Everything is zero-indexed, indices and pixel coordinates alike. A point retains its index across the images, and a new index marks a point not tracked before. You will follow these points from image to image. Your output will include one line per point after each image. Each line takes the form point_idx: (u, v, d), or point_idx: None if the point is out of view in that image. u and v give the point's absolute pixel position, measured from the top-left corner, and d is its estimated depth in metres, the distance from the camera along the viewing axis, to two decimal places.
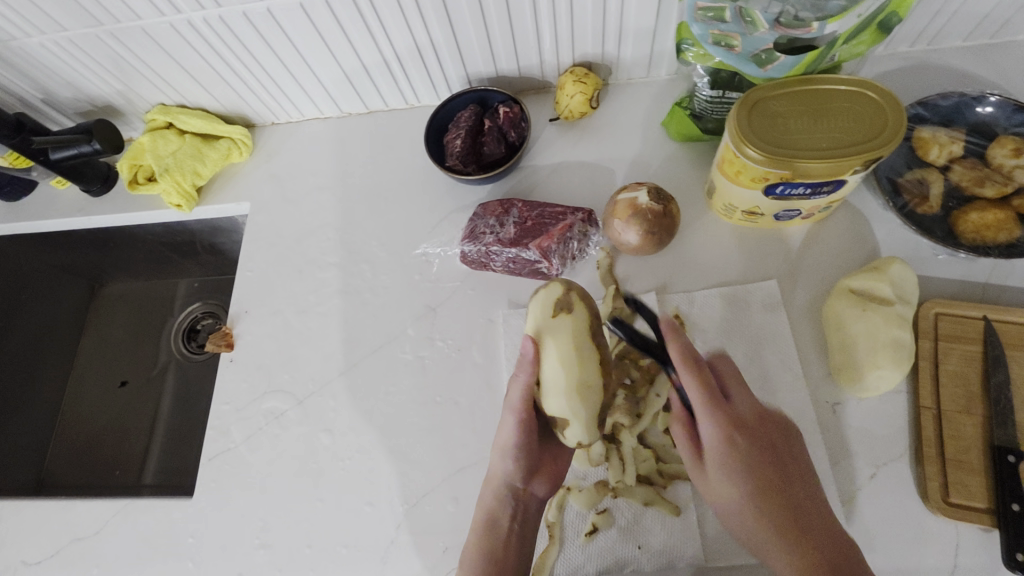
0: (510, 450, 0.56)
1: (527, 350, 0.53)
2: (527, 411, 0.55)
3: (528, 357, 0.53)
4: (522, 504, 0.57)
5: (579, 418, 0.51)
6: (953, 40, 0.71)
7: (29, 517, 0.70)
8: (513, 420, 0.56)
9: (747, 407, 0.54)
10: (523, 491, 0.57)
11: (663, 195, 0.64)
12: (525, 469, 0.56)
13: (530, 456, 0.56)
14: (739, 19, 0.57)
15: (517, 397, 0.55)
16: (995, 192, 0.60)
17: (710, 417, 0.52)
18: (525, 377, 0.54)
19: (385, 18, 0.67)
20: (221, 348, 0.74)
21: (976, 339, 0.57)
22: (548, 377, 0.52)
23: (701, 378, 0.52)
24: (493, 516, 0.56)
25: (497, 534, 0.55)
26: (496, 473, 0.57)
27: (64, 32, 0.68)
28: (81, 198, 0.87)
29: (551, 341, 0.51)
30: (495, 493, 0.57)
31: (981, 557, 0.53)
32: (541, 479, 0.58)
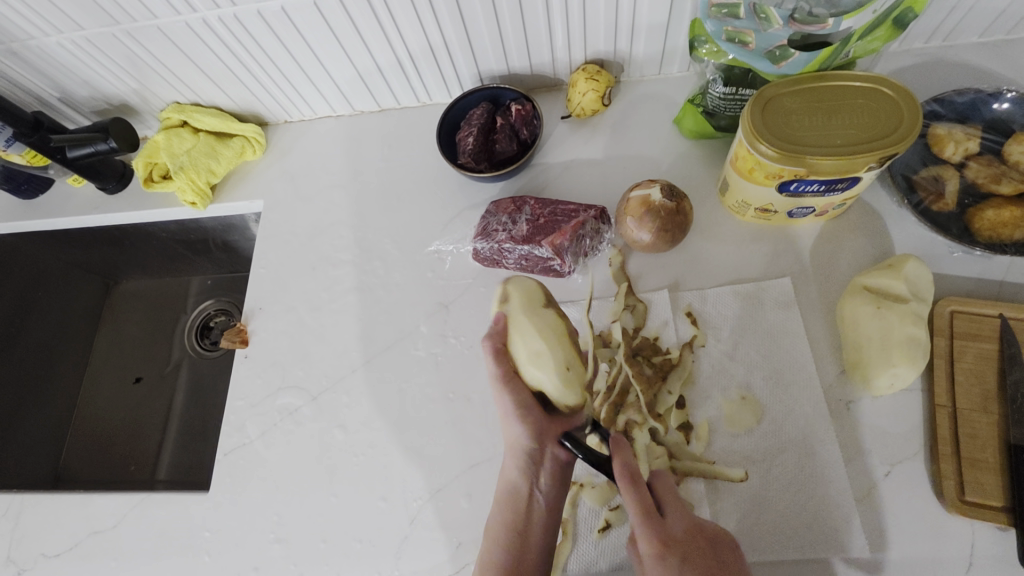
0: (514, 414, 0.56)
1: (499, 322, 0.58)
2: (511, 374, 0.57)
3: (498, 329, 0.58)
4: (541, 471, 0.56)
5: (553, 358, 0.55)
6: (969, 36, 0.71)
7: (48, 510, 0.71)
8: (499, 390, 0.57)
9: (682, 526, 0.48)
10: (539, 457, 0.55)
11: (676, 192, 0.64)
12: (534, 430, 0.56)
13: (536, 418, 0.56)
14: (753, 16, 0.57)
15: (493, 367, 0.57)
16: (1012, 189, 0.60)
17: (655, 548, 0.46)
18: (495, 343, 0.57)
19: (398, 16, 0.67)
20: (236, 345, 0.74)
21: (992, 337, 0.57)
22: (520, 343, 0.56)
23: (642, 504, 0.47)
24: (513, 487, 0.56)
25: (517, 506, 0.55)
26: (512, 440, 0.57)
27: (81, 31, 0.69)
28: (96, 196, 0.88)
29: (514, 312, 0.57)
30: (513, 461, 0.56)
31: (997, 555, 0.52)
32: (558, 442, 0.56)
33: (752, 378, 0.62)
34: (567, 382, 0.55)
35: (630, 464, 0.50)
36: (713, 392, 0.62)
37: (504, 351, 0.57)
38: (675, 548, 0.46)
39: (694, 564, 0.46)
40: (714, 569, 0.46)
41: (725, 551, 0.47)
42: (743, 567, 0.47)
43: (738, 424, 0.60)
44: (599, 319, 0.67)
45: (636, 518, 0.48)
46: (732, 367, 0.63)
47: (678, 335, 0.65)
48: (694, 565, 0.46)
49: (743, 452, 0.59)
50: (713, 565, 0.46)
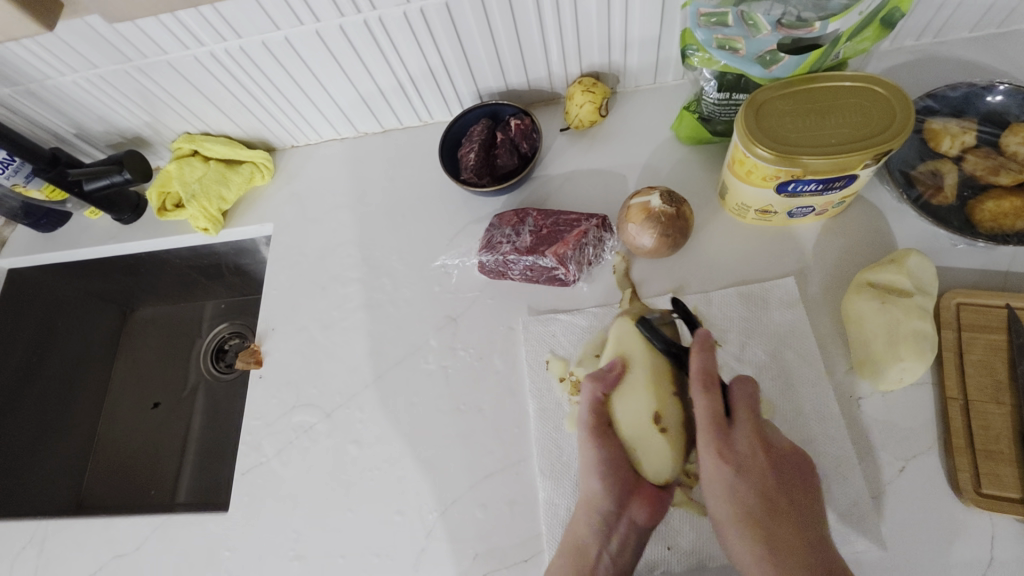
0: (596, 469, 0.55)
1: (613, 368, 0.58)
2: (605, 432, 0.56)
3: (609, 377, 0.58)
4: (615, 536, 0.54)
5: (639, 436, 0.55)
6: (960, 32, 0.71)
7: (72, 536, 0.72)
8: (587, 441, 0.56)
9: (747, 444, 0.51)
10: (614, 518, 0.54)
11: (675, 197, 0.65)
12: (617, 493, 0.54)
13: (622, 477, 0.55)
14: (741, 23, 0.58)
15: (586, 413, 0.57)
16: (1011, 179, 0.60)
17: (717, 453, 0.51)
18: (597, 390, 0.57)
19: (399, 42, 0.70)
20: (251, 365, 0.76)
21: (1000, 328, 0.57)
22: (630, 395, 0.56)
23: (713, 406, 0.51)
24: (582, 540, 0.54)
25: (584, 562, 0.53)
26: (588, 495, 0.55)
27: (95, 69, 0.72)
28: (113, 226, 0.91)
29: (633, 360, 0.58)
30: (586, 517, 0.55)
31: (1017, 548, 0.52)
32: (637, 505, 0.54)
33: (761, 379, 0.62)
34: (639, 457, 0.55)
35: (707, 367, 0.52)
36: None
37: (603, 405, 0.57)
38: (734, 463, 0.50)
39: (768, 491, 0.50)
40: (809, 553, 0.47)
41: (799, 489, 0.50)
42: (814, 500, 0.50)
43: None
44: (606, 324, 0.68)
45: (703, 422, 0.51)
46: (741, 368, 0.63)
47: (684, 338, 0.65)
48: (772, 494, 0.49)
49: None
50: (808, 510, 0.50)
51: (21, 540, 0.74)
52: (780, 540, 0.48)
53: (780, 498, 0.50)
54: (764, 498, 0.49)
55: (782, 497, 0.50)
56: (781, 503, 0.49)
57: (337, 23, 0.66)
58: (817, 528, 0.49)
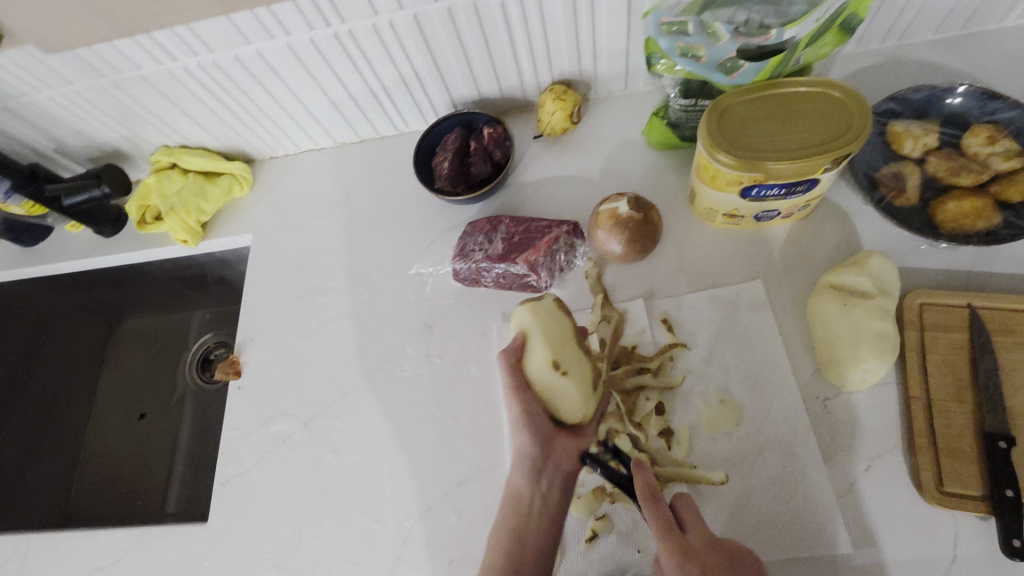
0: (520, 422, 0.58)
1: (516, 338, 0.60)
2: (523, 391, 0.59)
3: (516, 347, 0.59)
4: (545, 476, 0.58)
5: (562, 385, 0.57)
6: (924, 34, 0.72)
7: (54, 549, 0.73)
8: (512, 400, 0.59)
9: (703, 543, 0.50)
10: (542, 465, 0.58)
11: (643, 203, 0.66)
12: (540, 439, 0.58)
13: (541, 428, 0.59)
14: (702, 32, 0.60)
15: (506, 380, 0.59)
16: (971, 180, 0.61)
17: (677, 558, 0.48)
18: (510, 356, 0.59)
19: (369, 53, 0.70)
20: (230, 376, 0.77)
21: (962, 327, 0.58)
22: (539, 354, 0.58)
23: (662, 514, 0.50)
24: (516, 489, 0.58)
25: (520, 507, 0.57)
26: (516, 448, 0.59)
27: (71, 85, 0.73)
28: (94, 239, 0.91)
29: (535, 331, 0.58)
30: (519, 470, 0.58)
31: (979, 545, 0.53)
32: (563, 455, 0.59)
33: (730, 381, 0.63)
34: (563, 401, 0.58)
35: (648, 481, 0.53)
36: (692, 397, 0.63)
37: (519, 369, 0.59)
38: (696, 559, 0.48)
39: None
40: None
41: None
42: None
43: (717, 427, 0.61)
44: None
45: (657, 532, 0.50)
46: (711, 371, 0.63)
47: (654, 341, 0.66)
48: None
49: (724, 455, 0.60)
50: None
51: (4, 554, 0.75)
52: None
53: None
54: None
55: None
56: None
57: (307, 37, 0.67)
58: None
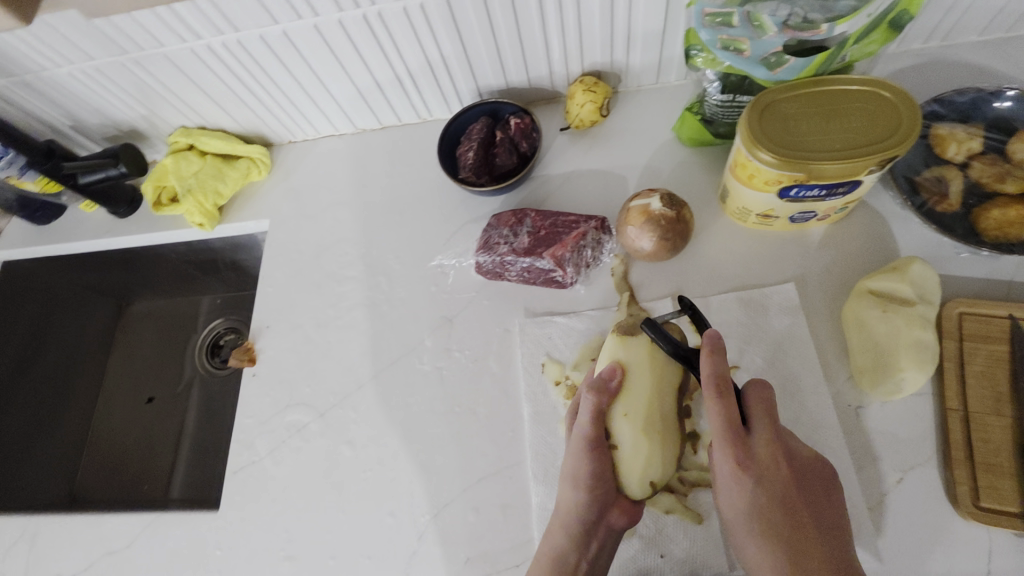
0: (583, 481, 0.55)
1: (613, 377, 0.56)
2: (602, 441, 0.55)
3: (608, 386, 0.55)
4: (594, 542, 0.55)
5: (630, 455, 0.54)
6: (968, 35, 0.70)
7: (63, 531, 0.72)
8: (580, 452, 0.55)
9: (767, 448, 0.50)
10: (595, 526, 0.55)
11: (675, 200, 0.64)
12: (599, 502, 0.55)
13: (603, 488, 0.55)
14: (747, 24, 0.57)
15: (586, 425, 0.55)
16: (1016, 188, 0.59)
17: (738, 462, 0.49)
18: (600, 401, 0.55)
19: (397, 38, 0.68)
20: (244, 363, 0.75)
21: (1002, 338, 0.56)
22: (625, 419, 0.55)
23: (728, 415, 0.50)
24: (561, 553, 0.54)
25: (565, 571, 0.54)
26: (567, 504, 0.55)
27: (92, 61, 0.71)
28: (108, 219, 0.90)
29: (636, 382, 0.55)
30: (563, 526, 0.55)
31: (1015, 564, 0.51)
32: (616, 513, 0.56)
33: None
34: (628, 475, 0.55)
35: (720, 372, 0.51)
36: None
37: (602, 415, 0.55)
38: (752, 470, 0.49)
39: (787, 493, 0.50)
40: (807, 489, 0.50)
41: (816, 488, 0.51)
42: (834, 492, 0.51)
43: None
44: (602, 328, 0.67)
45: (720, 434, 0.50)
46: (739, 375, 0.62)
47: None
48: (788, 493, 0.50)
49: None
50: (821, 511, 0.50)
51: (12, 534, 0.74)
52: (798, 529, 0.49)
53: (802, 506, 0.50)
54: (786, 508, 0.49)
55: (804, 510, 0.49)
56: (801, 515, 0.49)
57: (335, 18, 0.65)
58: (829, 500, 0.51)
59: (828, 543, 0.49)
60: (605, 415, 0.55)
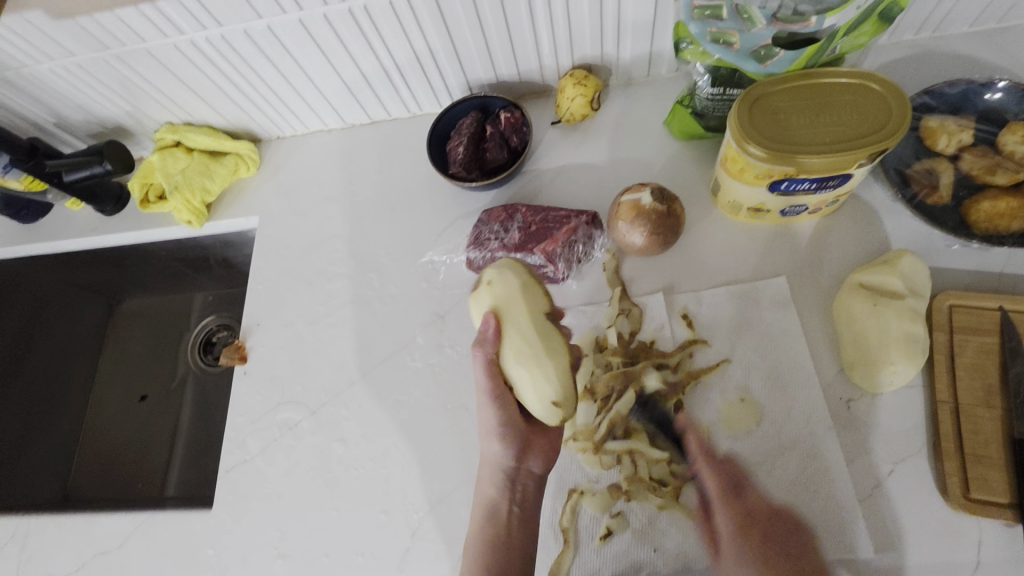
0: (495, 430, 0.58)
1: (488, 326, 0.56)
2: (500, 386, 0.58)
3: (487, 336, 0.56)
4: (518, 485, 0.58)
5: (526, 386, 0.55)
6: (959, 26, 0.70)
7: (55, 532, 0.72)
8: (486, 407, 0.58)
9: (759, 504, 0.54)
10: (515, 471, 0.58)
11: (666, 194, 0.63)
12: (515, 448, 0.58)
13: (517, 431, 0.58)
14: (736, 16, 0.57)
15: (483, 378, 0.57)
16: (1007, 179, 0.59)
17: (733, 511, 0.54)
18: (485, 352, 0.56)
19: (384, 31, 0.67)
20: (235, 361, 0.75)
21: (993, 330, 0.56)
22: (507, 353, 0.55)
23: (720, 477, 0.57)
24: (492, 502, 0.58)
25: (498, 520, 0.57)
26: (489, 457, 0.59)
27: (73, 57, 0.70)
28: (95, 218, 0.89)
29: (509, 316, 0.55)
30: (490, 478, 0.59)
31: (1004, 552, 0.52)
32: (534, 456, 0.59)
33: (751, 380, 0.61)
34: (540, 408, 0.55)
35: (702, 441, 0.60)
36: (710, 394, 0.62)
37: (494, 364, 0.57)
38: (750, 523, 0.53)
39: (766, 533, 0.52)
40: (790, 532, 0.52)
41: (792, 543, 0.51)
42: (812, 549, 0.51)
43: (737, 426, 0.60)
44: (594, 323, 0.67)
45: (715, 489, 0.56)
46: (731, 369, 0.62)
47: (673, 336, 0.65)
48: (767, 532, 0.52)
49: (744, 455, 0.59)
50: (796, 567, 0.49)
51: (3, 536, 0.73)
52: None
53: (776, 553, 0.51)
54: (768, 546, 0.51)
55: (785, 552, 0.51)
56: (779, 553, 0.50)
57: (320, 13, 0.64)
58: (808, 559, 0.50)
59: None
60: (496, 360, 0.57)
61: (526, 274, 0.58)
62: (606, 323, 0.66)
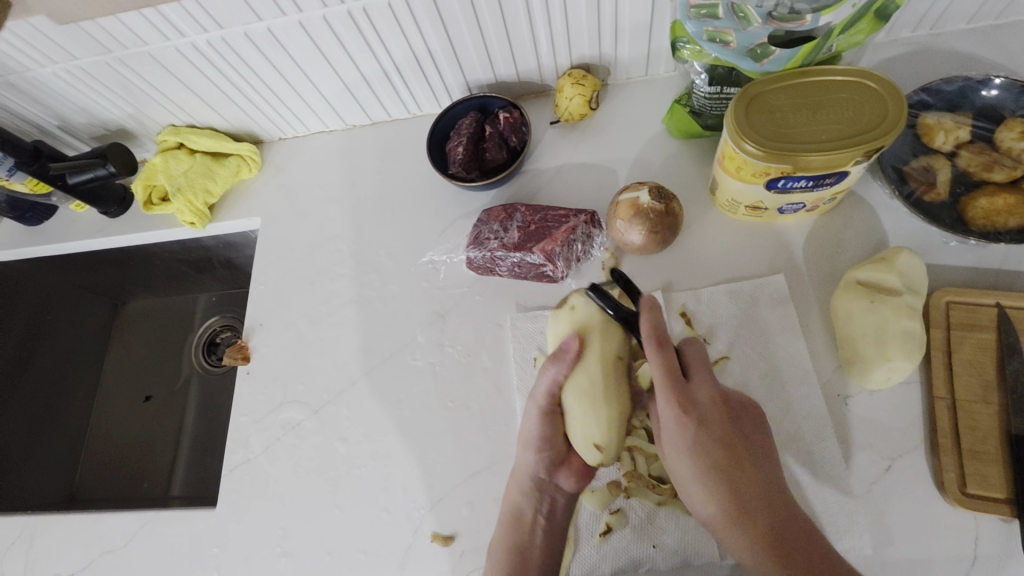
0: (533, 443, 0.59)
1: (567, 346, 0.56)
2: (555, 408, 0.58)
3: (564, 357, 0.56)
4: (545, 497, 0.59)
5: (580, 424, 0.55)
6: (956, 23, 0.70)
7: (62, 531, 0.73)
8: (535, 419, 0.59)
9: (707, 392, 0.52)
10: (545, 484, 0.59)
11: (665, 193, 0.64)
12: (550, 460, 0.59)
13: (554, 447, 0.59)
14: (732, 15, 0.57)
15: (543, 392, 0.58)
16: (1004, 176, 0.59)
17: (681, 407, 0.51)
18: (556, 371, 0.57)
19: (382, 31, 0.68)
20: (238, 361, 0.75)
21: (989, 326, 0.56)
22: (575, 383, 0.55)
23: (669, 364, 0.51)
24: (518, 507, 0.59)
25: (521, 523, 0.58)
26: (521, 465, 0.60)
27: (76, 61, 0.71)
28: (99, 220, 0.90)
29: (588, 349, 0.55)
30: (518, 485, 0.59)
31: (1001, 546, 0.52)
32: (565, 473, 0.60)
33: (749, 377, 0.62)
34: (585, 448, 0.56)
35: (656, 324, 0.51)
36: None
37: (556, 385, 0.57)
38: (693, 412, 0.51)
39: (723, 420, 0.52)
40: (738, 416, 0.53)
41: (753, 430, 0.53)
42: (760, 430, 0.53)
43: None
44: None
45: (661, 383, 0.51)
46: (729, 367, 0.62)
47: (672, 335, 0.65)
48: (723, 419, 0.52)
49: None
50: (767, 493, 0.50)
51: (11, 535, 0.74)
52: (738, 503, 0.49)
53: (743, 477, 0.50)
54: (728, 458, 0.51)
55: (741, 450, 0.51)
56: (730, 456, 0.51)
57: (320, 14, 0.65)
58: (766, 466, 0.52)
59: (769, 500, 0.50)
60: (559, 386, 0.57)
61: (607, 315, 0.56)
62: None
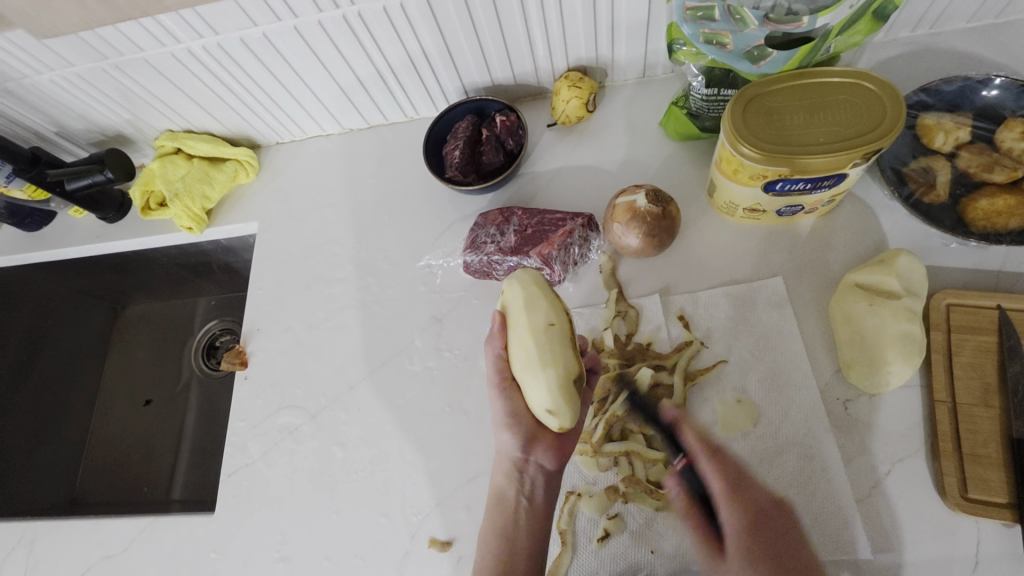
0: (503, 420, 0.60)
1: (495, 323, 0.59)
2: (508, 380, 0.60)
3: (496, 332, 0.59)
4: (528, 478, 0.58)
5: (530, 392, 0.55)
6: (957, 22, 0.69)
7: (61, 536, 0.73)
8: (496, 396, 0.60)
9: (763, 493, 0.53)
10: (524, 464, 0.58)
11: (662, 196, 0.63)
12: (524, 438, 0.58)
13: (524, 423, 0.59)
14: (729, 18, 0.56)
15: (492, 371, 0.60)
16: (1004, 177, 0.58)
17: (726, 490, 0.54)
18: (496, 347, 0.60)
19: (378, 35, 0.68)
20: (236, 366, 0.75)
21: (990, 328, 0.56)
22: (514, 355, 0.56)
23: (715, 457, 0.55)
24: (501, 491, 0.59)
25: (506, 508, 0.58)
26: (501, 448, 0.60)
27: (72, 67, 0.71)
28: (98, 225, 0.90)
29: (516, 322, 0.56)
30: (500, 468, 0.59)
31: (1002, 551, 0.51)
32: (541, 449, 0.58)
33: (748, 380, 0.61)
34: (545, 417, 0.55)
35: (698, 431, 0.58)
36: (709, 395, 0.62)
37: (504, 359, 0.60)
38: (742, 500, 0.53)
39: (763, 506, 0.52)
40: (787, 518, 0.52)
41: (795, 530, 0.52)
42: (799, 524, 0.52)
43: (733, 428, 0.60)
44: (591, 324, 0.68)
45: (710, 476, 0.54)
46: (728, 371, 0.62)
47: (669, 338, 0.65)
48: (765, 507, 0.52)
49: (742, 456, 0.59)
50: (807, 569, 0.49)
51: (11, 541, 0.74)
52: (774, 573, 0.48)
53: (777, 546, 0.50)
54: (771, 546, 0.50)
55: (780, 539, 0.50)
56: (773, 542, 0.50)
57: (315, 19, 0.64)
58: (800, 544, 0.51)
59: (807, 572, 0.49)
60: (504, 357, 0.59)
61: (532, 280, 0.56)
62: (602, 324, 0.67)
